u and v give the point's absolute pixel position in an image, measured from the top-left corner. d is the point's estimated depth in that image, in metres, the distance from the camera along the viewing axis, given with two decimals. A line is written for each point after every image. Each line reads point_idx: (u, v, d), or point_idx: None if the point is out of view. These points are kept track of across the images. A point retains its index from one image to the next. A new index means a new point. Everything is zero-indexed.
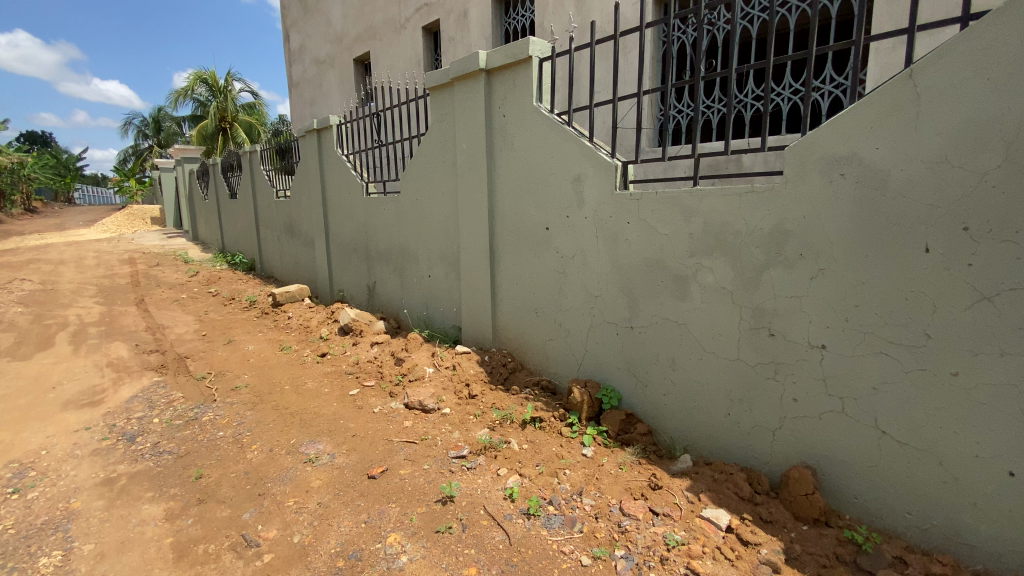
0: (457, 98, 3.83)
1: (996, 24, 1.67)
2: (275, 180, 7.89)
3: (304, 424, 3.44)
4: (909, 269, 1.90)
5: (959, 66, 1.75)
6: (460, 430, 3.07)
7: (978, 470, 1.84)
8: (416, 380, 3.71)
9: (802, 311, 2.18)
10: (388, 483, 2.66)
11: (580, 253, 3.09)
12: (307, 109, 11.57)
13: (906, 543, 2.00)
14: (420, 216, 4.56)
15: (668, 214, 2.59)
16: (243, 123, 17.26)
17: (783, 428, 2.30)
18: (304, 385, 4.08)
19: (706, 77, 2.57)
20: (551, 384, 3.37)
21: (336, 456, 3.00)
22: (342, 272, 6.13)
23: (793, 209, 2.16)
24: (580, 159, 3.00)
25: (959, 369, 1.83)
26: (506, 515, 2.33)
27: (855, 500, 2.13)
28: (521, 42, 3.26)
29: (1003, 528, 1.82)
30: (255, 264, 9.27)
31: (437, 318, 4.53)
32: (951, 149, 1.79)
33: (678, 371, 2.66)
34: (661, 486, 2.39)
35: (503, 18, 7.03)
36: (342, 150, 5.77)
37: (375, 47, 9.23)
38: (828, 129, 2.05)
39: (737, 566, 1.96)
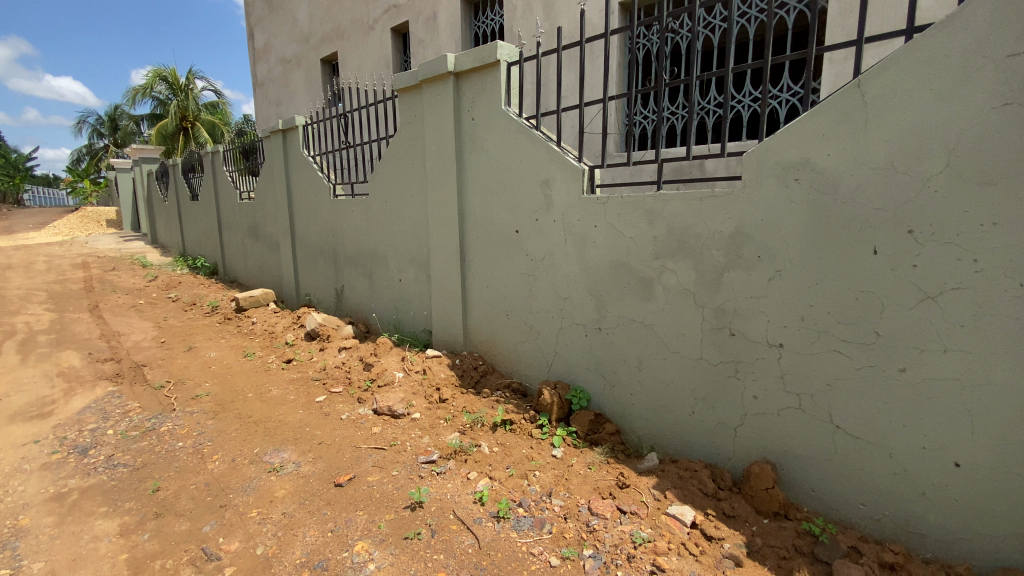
0: (426, 100, 3.82)
1: (935, 39, 1.78)
2: (239, 181, 7.68)
3: (269, 431, 3.35)
4: (860, 269, 1.99)
5: (903, 77, 1.85)
6: (430, 435, 3.05)
7: (926, 460, 1.93)
8: (385, 384, 3.66)
9: (761, 311, 2.26)
10: (356, 491, 2.62)
11: (550, 256, 3.12)
12: (272, 109, 11.31)
13: (860, 533, 2.09)
14: (389, 219, 4.51)
15: (633, 218, 2.64)
16: (205, 123, 16.73)
17: (744, 425, 2.37)
18: (269, 393, 3.97)
19: (668, 84, 2.63)
20: (521, 386, 3.38)
21: (301, 464, 2.93)
22: (309, 276, 6.00)
23: (751, 213, 2.24)
24: (549, 163, 3.03)
25: (906, 365, 1.93)
26: (475, 519, 2.32)
27: (812, 493, 2.21)
28: (489, 45, 3.27)
29: (949, 518, 1.91)
30: (218, 268, 8.98)
31: (407, 322, 4.49)
32: (896, 156, 1.88)
33: (645, 371, 2.71)
34: (629, 485, 2.43)
35: (473, 22, 7.04)
36: (309, 151, 5.67)
37: (343, 47, 9.09)
38: (783, 136, 2.13)
39: (701, 561, 2.01)
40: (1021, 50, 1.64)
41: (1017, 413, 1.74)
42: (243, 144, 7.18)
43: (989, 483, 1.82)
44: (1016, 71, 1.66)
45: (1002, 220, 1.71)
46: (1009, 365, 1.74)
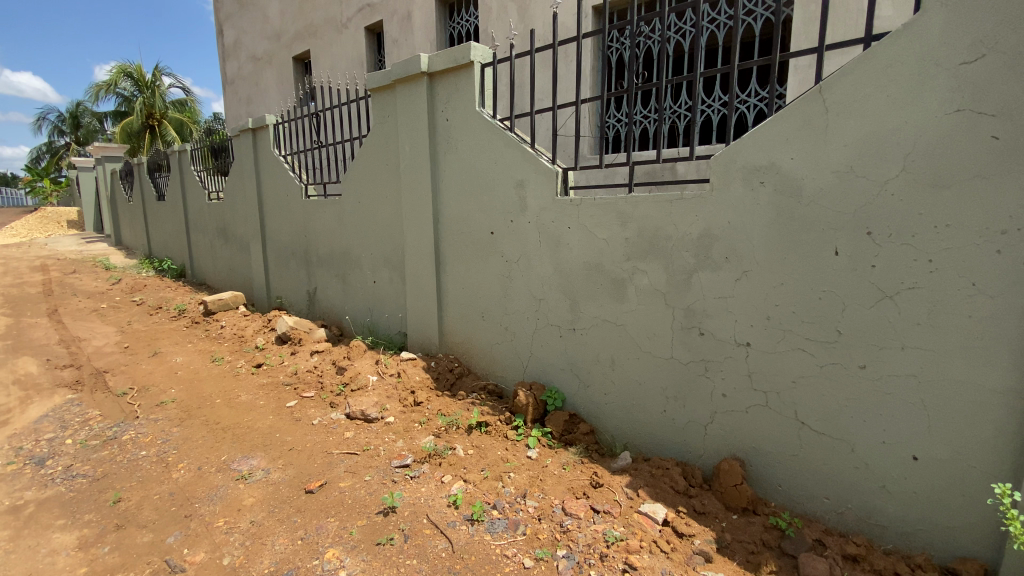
0: (399, 100, 3.78)
1: (893, 46, 1.84)
2: (207, 181, 7.47)
3: (237, 438, 3.27)
4: (822, 270, 2.05)
5: (862, 84, 1.91)
6: (404, 439, 3.02)
7: (886, 455, 2.00)
8: (358, 388, 3.60)
9: (729, 311, 2.30)
10: (327, 497, 2.57)
11: (524, 257, 3.12)
12: (243, 108, 11.05)
13: (825, 526, 2.15)
14: (362, 220, 4.45)
15: (606, 220, 2.67)
16: (173, 121, 16.25)
17: (714, 423, 2.42)
18: (238, 398, 3.86)
19: (638, 88, 2.67)
20: (497, 388, 3.38)
21: (271, 471, 2.86)
22: (280, 278, 5.88)
23: (718, 215, 2.28)
24: (523, 164, 3.04)
25: (866, 362, 1.99)
26: (449, 522, 2.30)
27: (779, 488, 2.26)
28: (463, 46, 3.26)
29: (909, 509, 1.98)
30: (186, 270, 8.72)
31: (382, 324, 4.43)
32: (856, 160, 1.95)
33: (618, 371, 2.74)
34: (602, 484, 2.45)
35: (448, 22, 7.02)
36: (279, 150, 5.55)
37: (315, 45, 8.94)
38: (749, 140, 2.18)
39: (672, 558, 2.04)
40: (972, 58, 1.72)
41: (970, 407, 1.82)
42: (212, 143, 6.99)
43: (944, 475, 1.89)
44: (968, 79, 1.73)
45: (954, 222, 1.78)
46: (962, 361, 1.81)
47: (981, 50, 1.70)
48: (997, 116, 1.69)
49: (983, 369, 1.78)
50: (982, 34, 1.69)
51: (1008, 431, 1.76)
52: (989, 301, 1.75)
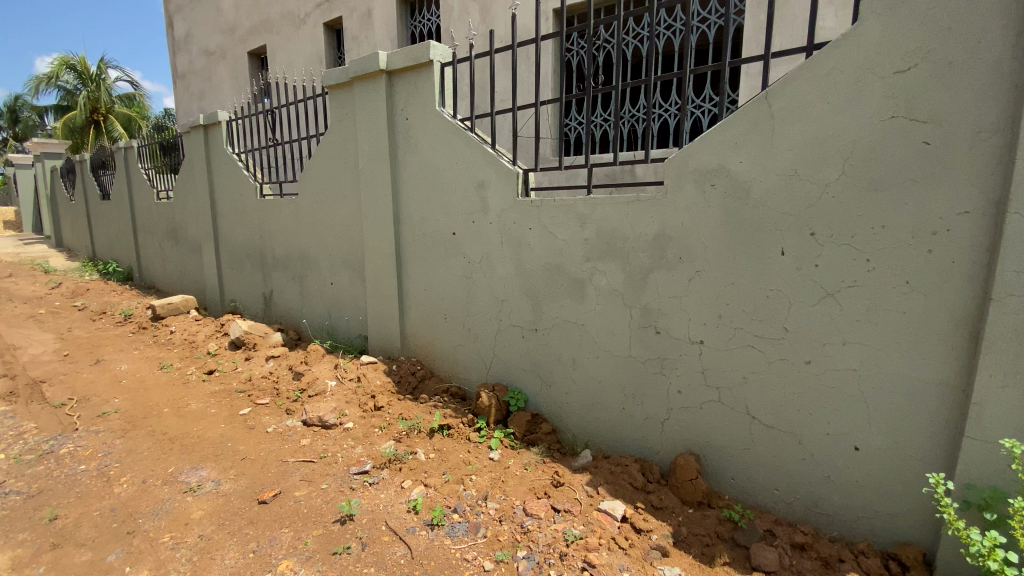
0: (357, 98, 3.71)
1: (833, 54, 1.92)
2: (156, 179, 7.14)
3: (186, 448, 3.12)
4: (770, 269, 2.13)
5: (805, 90, 1.99)
6: (363, 445, 2.95)
7: (831, 447, 2.09)
8: (316, 394, 3.49)
9: (683, 310, 2.36)
10: (282, 507, 2.49)
11: (486, 258, 3.11)
12: (194, 104, 10.61)
13: (775, 516, 2.23)
14: (320, 220, 4.33)
15: (566, 221, 2.69)
16: (120, 116, 15.47)
17: (671, 419, 2.47)
18: (187, 407, 3.69)
19: (596, 91, 2.70)
20: (460, 390, 3.35)
21: (222, 482, 2.75)
22: (235, 280, 5.66)
23: (672, 217, 2.34)
24: (483, 165, 3.03)
25: (811, 358, 2.08)
26: (409, 528, 2.27)
27: (733, 481, 2.34)
28: (422, 45, 3.23)
29: (852, 497, 2.07)
30: (133, 273, 8.29)
31: (342, 328, 4.33)
32: (800, 164, 2.03)
33: (579, 370, 2.77)
34: (563, 483, 2.47)
35: (409, 21, 6.93)
36: (233, 148, 5.36)
37: (271, 41, 8.66)
38: (701, 143, 2.24)
39: (630, 554, 2.07)
40: (906, 67, 1.81)
41: (906, 398, 1.92)
42: (162, 140, 6.70)
43: (884, 464, 1.99)
44: (902, 88, 1.83)
45: (889, 223, 1.88)
46: (898, 354, 1.91)
47: (914, 59, 1.80)
48: (928, 123, 1.79)
49: (917, 362, 1.88)
50: (914, 45, 1.79)
51: (941, 421, 1.87)
52: (922, 299, 1.85)
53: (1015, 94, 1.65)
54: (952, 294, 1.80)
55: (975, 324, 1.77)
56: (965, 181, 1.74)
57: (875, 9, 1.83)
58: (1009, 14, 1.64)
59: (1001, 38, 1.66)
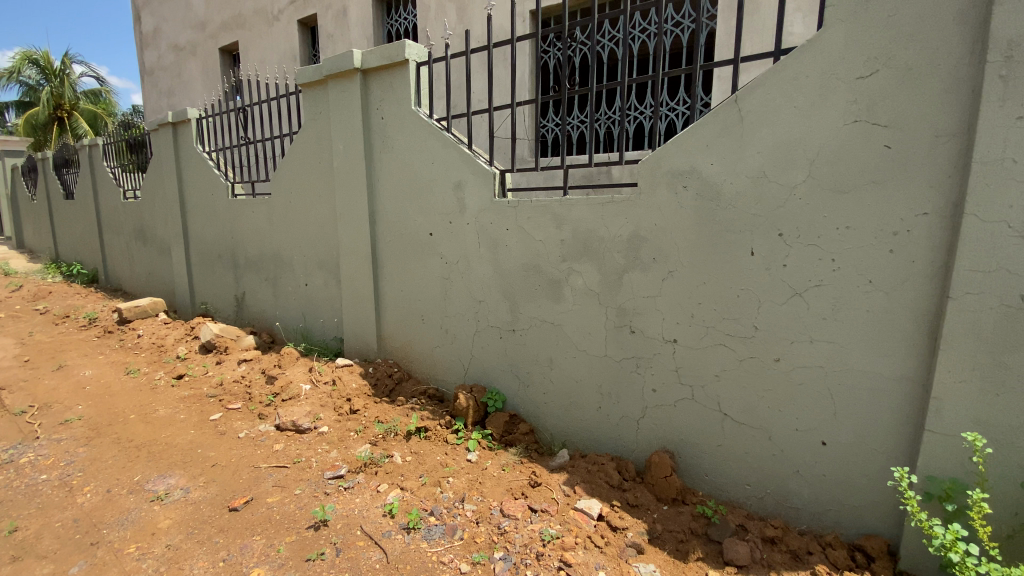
0: (331, 97, 3.65)
1: (799, 60, 1.97)
2: (122, 178, 6.92)
3: (154, 456, 3.03)
4: (740, 269, 2.17)
5: (773, 95, 2.04)
6: (338, 449, 2.90)
7: (800, 442, 2.14)
8: (289, 398, 3.43)
9: (658, 309, 2.39)
10: (253, 514, 2.43)
11: (463, 259, 3.10)
12: (163, 101, 10.31)
13: (747, 511, 2.27)
14: (294, 221, 4.26)
15: (542, 222, 2.70)
16: (85, 113, 14.99)
17: (646, 418, 2.51)
18: (155, 413, 3.58)
19: (571, 93, 2.71)
20: (437, 391, 3.33)
21: (191, 490, 2.67)
22: (205, 282, 5.52)
23: (646, 218, 2.37)
24: (459, 166, 3.02)
25: (780, 355, 2.13)
26: (384, 532, 2.24)
27: (706, 477, 2.38)
28: (397, 44, 3.20)
29: (820, 491, 2.12)
30: (99, 275, 8.02)
31: (316, 330, 4.26)
32: (768, 167, 2.07)
33: (556, 370, 2.78)
34: (540, 483, 2.47)
35: (385, 20, 6.86)
36: (203, 147, 5.23)
37: (244, 37, 8.47)
38: (674, 146, 2.27)
39: (606, 552, 2.08)
40: (868, 73, 1.87)
41: (870, 393, 1.98)
42: (129, 137, 6.50)
43: (850, 458, 2.05)
44: (864, 92, 1.88)
45: (853, 224, 1.94)
46: (862, 351, 1.97)
47: (875, 65, 1.86)
48: (889, 127, 1.85)
49: (880, 358, 1.94)
50: (876, 52, 1.85)
51: (902, 415, 1.93)
52: (884, 297, 1.91)
53: (969, 100, 1.72)
54: (912, 292, 1.86)
55: (933, 321, 1.84)
56: (924, 184, 1.81)
57: (839, 16, 1.89)
58: (963, 23, 1.71)
59: (956, 46, 1.73)
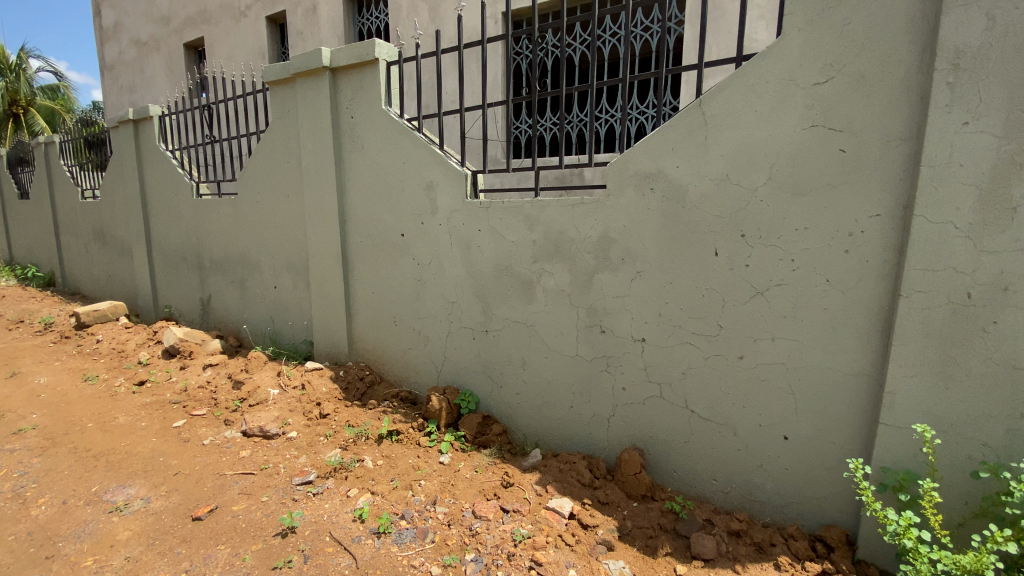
0: (299, 95, 3.59)
1: (760, 65, 2.03)
2: (81, 177, 6.66)
3: (112, 465, 2.92)
4: (705, 269, 2.22)
5: (735, 99, 2.09)
6: (307, 454, 2.85)
7: (763, 437, 2.20)
8: (257, 403, 3.34)
9: (627, 309, 2.43)
10: (217, 523, 2.37)
11: (436, 260, 3.08)
12: (124, 97, 9.95)
13: (714, 506, 2.32)
14: (261, 221, 4.16)
15: (513, 222, 2.71)
16: (42, 109, 14.39)
17: (616, 416, 2.54)
18: (115, 421, 3.45)
19: (540, 95, 2.72)
20: (410, 394, 3.31)
21: (152, 500, 2.59)
22: (170, 285, 5.35)
23: (615, 219, 2.41)
24: (431, 166, 3.00)
25: (743, 353, 2.19)
26: (354, 538, 2.21)
27: (675, 473, 2.42)
28: (366, 43, 3.16)
29: (782, 484, 2.19)
30: (56, 278, 7.68)
31: (286, 333, 4.17)
32: (731, 169, 2.12)
33: (528, 370, 2.80)
34: (513, 484, 2.48)
35: (357, 18, 6.77)
36: (167, 145, 5.07)
37: (210, 33, 8.24)
38: (641, 148, 2.31)
39: (577, 550, 2.10)
40: (824, 79, 1.94)
41: (829, 388, 2.05)
42: (88, 135, 6.26)
43: (810, 451, 2.12)
44: (821, 98, 1.95)
45: (811, 225, 2.00)
46: (821, 347, 2.04)
47: (831, 72, 1.92)
48: (844, 132, 1.92)
49: (838, 355, 2.01)
50: (832, 59, 1.91)
51: (859, 409, 2.00)
52: (840, 296, 1.98)
53: (918, 106, 1.80)
54: (866, 290, 1.94)
55: (886, 318, 1.91)
56: (877, 186, 1.88)
57: (797, 24, 1.95)
58: (912, 33, 1.79)
59: (906, 54, 1.80)
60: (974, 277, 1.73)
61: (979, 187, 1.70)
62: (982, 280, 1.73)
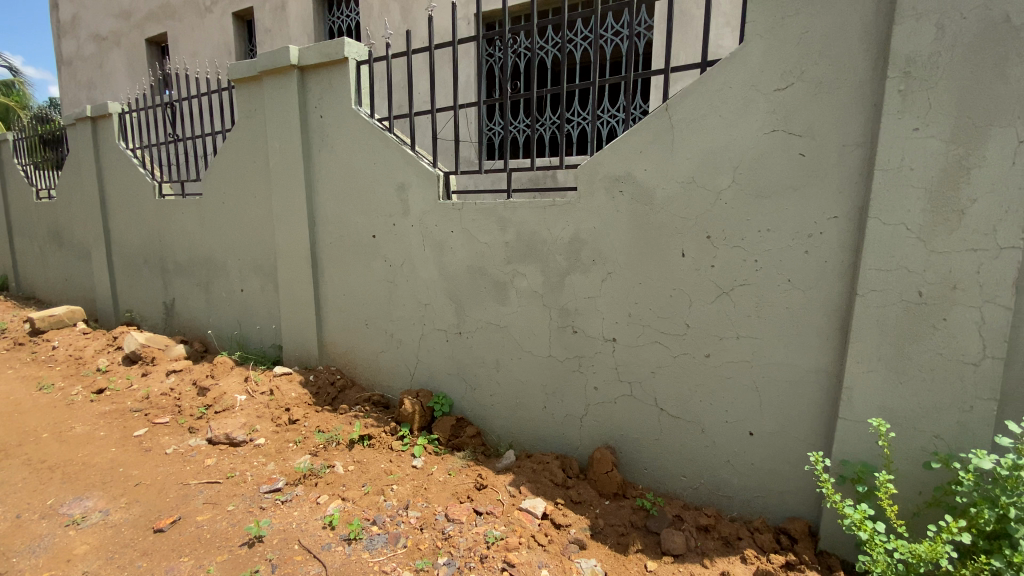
0: (267, 94, 3.51)
1: (724, 71, 2.08)
2: (35, 177, 6.36)
3: (69, 477, 2.80)
4: (672, 270, 2.27)
5: (701, 104, 2.14)
6: (276, 461, 2.79)
7: (730, 433, 2.25)
8: (223, 410, 3.25)
9: (598, 309, 2.46)
10: (180, 535, 2.30)
11: (408, 261, 3.06)
12: (82, 93, 9.54)
13: (683, 502, 2.36)
14: (228, 223, 4.06)
15: (486, 224, 2.71)
16: None
17: (589, 415, 2.57)
18: (71, 431, 3.31)
19: (512, 97, 2.72)
20: (383, 398, 3.27)
21: (111, 512, 2.49)
22: (131, 289, 5.16)
23: (586, 221, 2.43)
24: (402, 167, 2.98)
25: (710, 351, 2.24)
26: (324, 545, 2.18)
27: (645, 471, 2.46)
28: (336, 42, 3.12)
29: (748, 479, 2.25)
30: (8, 282, 7.31)
31: (253, 337, 4.07)
32: (697, 173, 2.17)
33: (502, 371, 2.80)
34: (486, 485, 2.48)
35: (327, 16, 6.66)
36: (127, 144, 4.89)
37: (173, 28, 7.97)
38: (611, 151, 2.34)
39: (549, 550, 2.11)
40: (784, 86, 2.00)
41: (792, 384, 2.11)
42: (43, 133, 5.99)
43: (774, 445, 2.18)
44: (782, 104, 2.01)
45: (773, 227, 2.06)
46: (784, 345, 2.10)
47: (791, 79, 1.98)
48: (803, 136, 1.98)
49: (799, 352, 2.08)
50: (792, 66, 1.98)
51: (820, 405, 2.07)
52: (801, 295, 2.05)
53: (872, 112, 1.87)
54: (826, 289, 2.00)
55: (844, 316, 1.98)
56: (836, 189, 1.95)
57: (758, 31, 2.01)
58: (867, 41, 1.86)
59: (860, 62, 1.88)
60: (926, 276, 1.81)
61: (928, 190, 1.78)
62: (932, 279, 1.81)
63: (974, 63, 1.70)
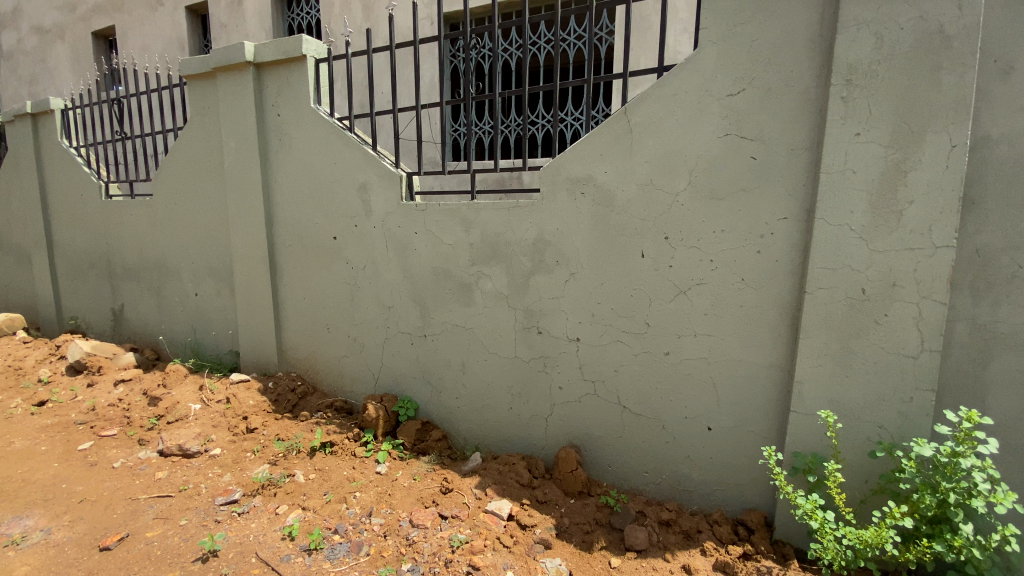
0: (221, 92, 3.39)
1: (680, 76, 2.13)
2: None
3: (6, 495, 2.64)
4: (632, 271, 2.31)
5: (659, 108, 2.18)
6: (233, 472, 2.70)
7: (689, 429, 2.31)
8: (176, 420, 3.12)
9: (562, 310, 2.48)
10: (129, 552, 2.19)
11: (370, 263, 3.01)
12: (22, 88, 8.99)
13: (646, 498, 2.40)
14: (181, 225, 3.89)
15: (450, 225, 2.69)
16: None
17: (554, 415, 2.58)
18: (9, 446, 3.11)
19: (472, 98, 2.70)
20: (346, 404, 3.19)
21: (53, 531, 2.36)
22: (75, 294, 4.89)
23: (549, 222, 2.45)
24: (363, 167, 2.93)
25: (669, 349, 2.28)
26: (283, 557, 2.12)
27: (609, 468, 2.50)
28: (293, 39, 3.03)
29: (707, 473, 2.30)
30: None
31: (209, 343, 3.92)
32: (655, 175, 2.22)
33: (467, 374, 2.79)
34: (452, 489, 2.45)
35: (286, 13, 6.50)
36: (70, 141, 4.65)
37: (122, 21, 7.60)
38: (572, 153, 2.37)
39: (514, 551, 2.11)
40: (736, 91, 2.06)
41: (748, 380, 2.18)
42: None
43: (731, 439, 2.24)
44: (734, 109, 2.07)
45: (728, 228, 2.12)
46: (739, 342, 2.16)
47: (742, 84, 2.05)
48: (754, 140, 2.05)
49: (754, 348, 2.15)
50: (743, 73, 2.04)
51: (774, 399, 2.14)
52: (754, 293, 2.11)
53: (818, 117, 1.95)
54: (777, 288, 2.08)
55: (794, 314, 2.06)
56: (785, 191, 2.02)
57: (711, 38, 2.06)
58: (812, 50, 1.94)
59: (806, 68, 1.95)
60: (869, 273, 1.90)
61: (869, 192, 1.87)
62: (875, 276, 1.90)
63: (909, 72, 1.79)
